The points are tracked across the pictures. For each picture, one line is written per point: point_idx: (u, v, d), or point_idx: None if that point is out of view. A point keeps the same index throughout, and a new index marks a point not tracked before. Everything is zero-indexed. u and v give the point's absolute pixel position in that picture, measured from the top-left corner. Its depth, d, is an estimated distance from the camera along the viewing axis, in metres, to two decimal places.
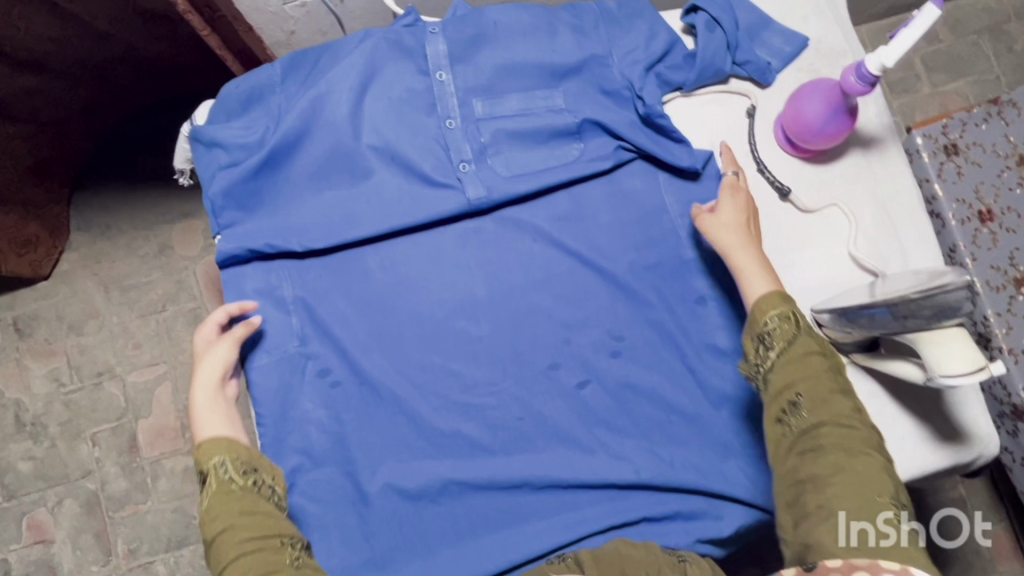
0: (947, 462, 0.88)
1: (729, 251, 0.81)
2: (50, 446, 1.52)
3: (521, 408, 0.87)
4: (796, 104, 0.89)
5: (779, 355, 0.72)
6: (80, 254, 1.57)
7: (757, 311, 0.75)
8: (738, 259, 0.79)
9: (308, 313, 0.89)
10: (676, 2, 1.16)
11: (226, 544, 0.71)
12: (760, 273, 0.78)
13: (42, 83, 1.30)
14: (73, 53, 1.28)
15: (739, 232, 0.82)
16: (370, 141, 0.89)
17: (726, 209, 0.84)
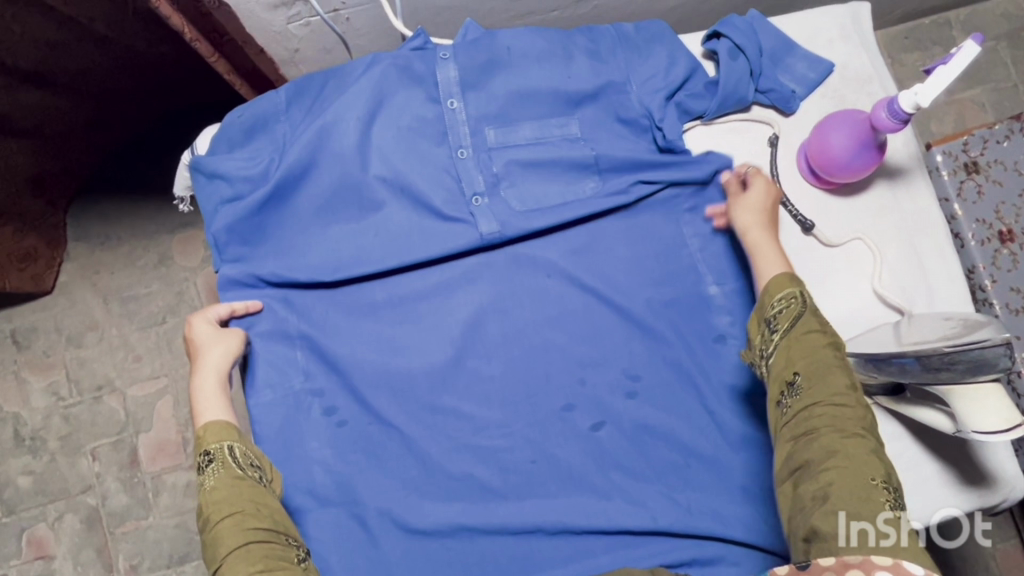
0: (970, 505, 0.86)
1: (746, 229, 0.80)
2: (50, 461, 1.49)
3: (534, 451, 0.84)
4: (821, 135, 0.85)
5: (782, 337, 0.68)
6: (78, 265, 1.54)
7: (766, 291, 0.71)
8: (754, 239, 0.78)
9: (315, 352, 0.86)
10: (692, 16, 1.12)
11: (225, 535, 0.65)
12: (774, 254, 0.76)
13: (45, 98, 1.25)
14: (75, 65, 1.22)
15: (761, 214, 0.80)
16: (378, 173, 0.86)
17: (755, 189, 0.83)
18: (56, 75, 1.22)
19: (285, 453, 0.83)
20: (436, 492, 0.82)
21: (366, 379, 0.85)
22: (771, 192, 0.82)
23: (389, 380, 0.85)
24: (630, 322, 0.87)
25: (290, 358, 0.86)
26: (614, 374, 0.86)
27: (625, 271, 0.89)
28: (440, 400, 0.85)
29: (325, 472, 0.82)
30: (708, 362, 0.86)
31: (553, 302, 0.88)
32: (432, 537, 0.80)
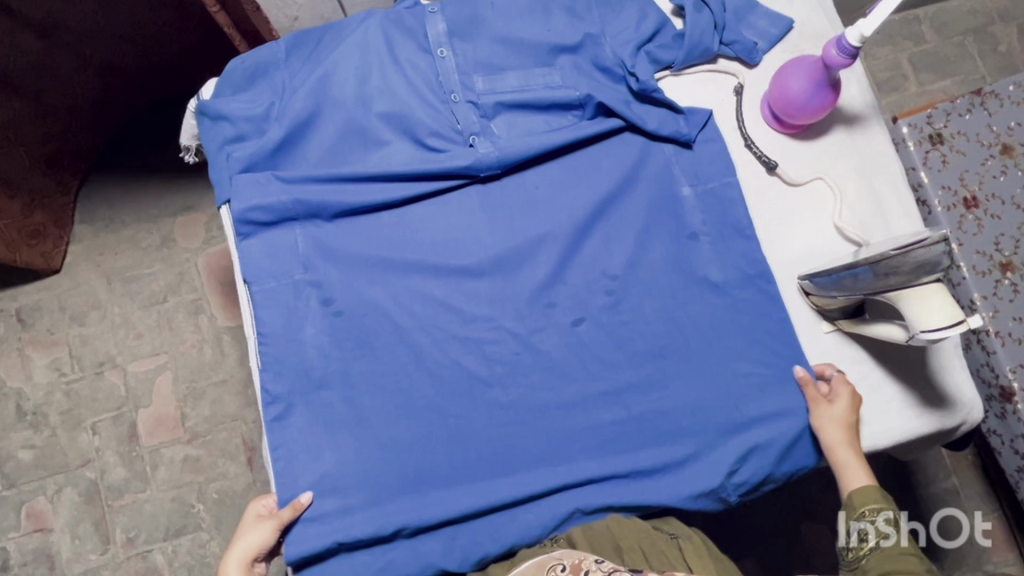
0: (933, 426, 0.90)
1: (832, 448, 0.83)
2: (50, 435, 1.53)
3: (519, 343, 0.90)
4: (780, 82, 0.92)
5: (870, 554, 0.77)
6: (84, 246, 1.60)
7: (855, 507, 0.79)
8: (841, 456, 0.82)
9: (317, 241, 0.91)
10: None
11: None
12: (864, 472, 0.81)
13: (47, 48, 1.31)
14: (79, 23, 1.30)
15: (846, 429, 0.83)
16: (378, 112, 0.92)
17: (841, 401, 0.85)
18: (60, 31, 1.30)
19: (281, 373, 0.87)
20: (424, 412, 0.87)
21: (362, 278, 0.90)
22: (857, 403, 0.85)
23: (381, 310, 0.90)
24: (607, 226, 0.94)
25: (291, 250, 0.90)
26: (594, 274, 0.92)
27: (610, 177, 0.95)
28: (430, 322, 0.90)
29: (318, 391, 0.87)
30: (681, 257, 0.93)
31: (541, 207, 0.94)
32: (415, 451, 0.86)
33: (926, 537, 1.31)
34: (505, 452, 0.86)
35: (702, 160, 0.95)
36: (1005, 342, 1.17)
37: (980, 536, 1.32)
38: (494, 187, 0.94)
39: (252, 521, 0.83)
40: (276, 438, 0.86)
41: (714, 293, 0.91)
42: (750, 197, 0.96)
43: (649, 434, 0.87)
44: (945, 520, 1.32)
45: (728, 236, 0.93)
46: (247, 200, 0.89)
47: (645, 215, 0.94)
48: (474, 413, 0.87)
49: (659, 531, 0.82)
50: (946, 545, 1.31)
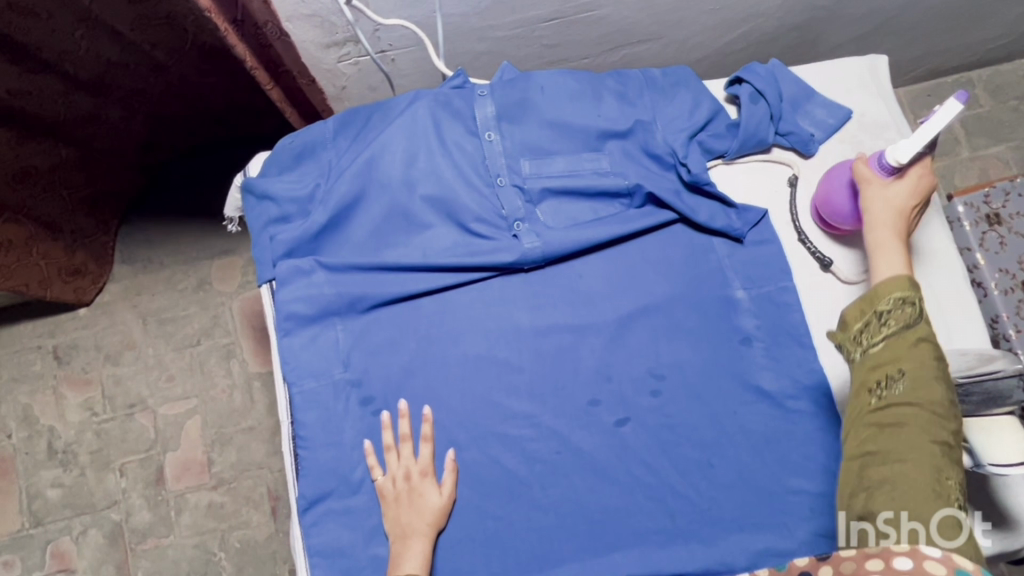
0: (994, 549, 0.85)
1: (871, 222, 0.79)
2: (79, 474, 1.52)
3: (559, 442, 0.87)
4: (824, 188, 0.90)
5: (893, 387, 0.68)
6: (122, 286, 1.61)
7: (880, 288, 0.72)
8: (876, 235, 0.77)
9: (357, 338, 0.89)
10: (703, 50, 1.20)
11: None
12: (891, 261, 0.74)
13: (98, 104, 1.30)
14: (132, 81, 1.29)
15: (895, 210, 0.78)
16: (423, 195, 0.91)
17: (897, 187, 0.80)
18: (111, 88, 1.28)
19: (316, 466, 0.85)
20: (459, 512, 0.85)
21: (399, 367, 0.88)
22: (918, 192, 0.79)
23: (418, 399, 0.88)
24: (655, 321, 0.91)
25: (330, 337, 0.89)
26: (639, 371, 0.89)
27: (656, 271, 0.92)
28: (469, 417, 0.88)
29: (353, 496, 0.84)
30: (730, 360, 0.89)
31: (585, 298, 0.92)
32: (448, 550, 0.83)
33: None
34: (546, 559, 0.83)
35: (755, 257, 0.92)
36: None
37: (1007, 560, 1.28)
38: (538, 278, 0.92)
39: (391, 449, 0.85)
40: (306, 529, 0.84)
41: (765, 403, 0.88)
42: (804, 296, 0.92)
43: (696, 551, 0.83)
44: None
45: (784, 343, 0.90)
46: (293, 289, 0.88)
47: (695, 313, 0.91)
48: (514, 514, 0.85)
49: None
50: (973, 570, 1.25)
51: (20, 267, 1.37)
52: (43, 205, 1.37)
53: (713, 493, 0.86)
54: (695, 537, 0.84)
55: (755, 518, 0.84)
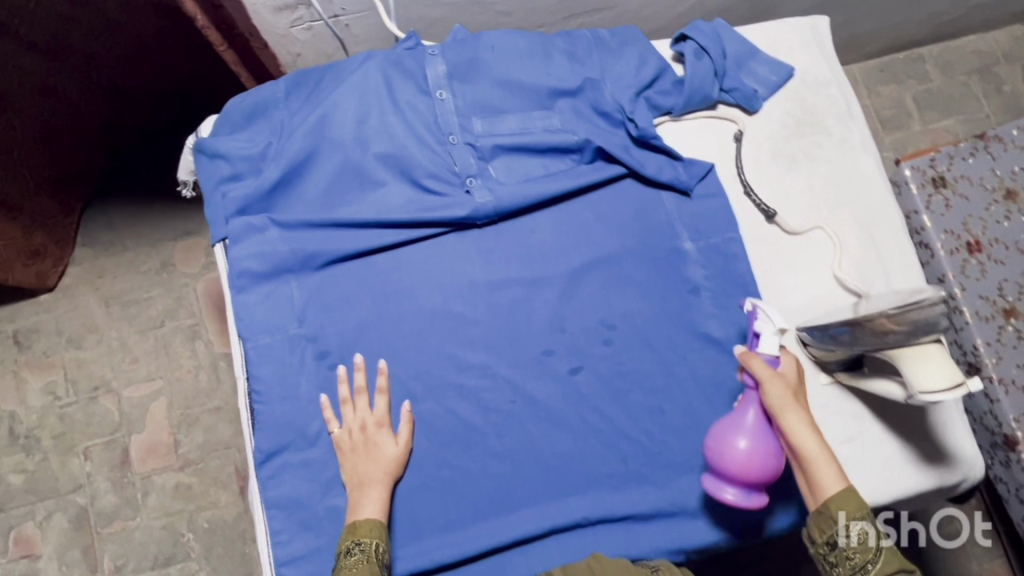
0: (933, 483, 0.88)
1: (796, 434, 0.75)
2: (42, 459, 1.48)
3: (514, 391, 0.89)
4: (719, 437, 0.79)
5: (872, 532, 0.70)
6: (83, 270, 1.56)
7: (835, 515, 0.71)
8: (805, 444, 0.75)
9: (312, 294, 0.90)
10: (658, 21, 1.22)
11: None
12: (834, 477, 0.73)
13: (52, 70, 1.28)
14: (86, 46, 1.29)
15: (802, 413, 0.77)
16: (376, 152, 0.92)
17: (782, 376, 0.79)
18: (66, 53, 1.28)
19: (273, 419, 0.86)
20: (415, 462, 0.86)
21: (355, 321, 0.89)
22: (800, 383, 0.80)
23: (374, 353, 0.89)
24: (606, 272, 0.93)
25: (284, 293, 0.89)
26: (592, 321, 0.91)
27: (606, 225, 0.94)
28: (426, 368, 0.89)
29: (310, 448, 0.86)
30: (679, 310, 0.92)
31: (537, 252, 0.93)
32: (405, 497, 0.85)
33: (926, 538, 1.30)
34: (503, 504, 0.85)
35: (702, 210, 0.95)
36: (1009, 390, 1.15)
37: (980, 536, 1.34)
38: (492, 233, 0.93)
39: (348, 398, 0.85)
40: (264, 482, 0.85)
41: (714, 349, 0.91)
42: (751, 247, 0.95)
43: (646, 492, 0.86)
44: (944, 520, 1.33)
45: (731, 292, 0.92)
46: (246, 245, 0.89)
47: (645, 265, 0.93)
48: (470, 462, 0.86)
49: (642, 567, 0.80)
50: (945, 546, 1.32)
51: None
52: (5, 184, 1.34)
53: (665, 437, 0.88)
54: (647, 479, 0.87)
55: (704, 461, 0.87)
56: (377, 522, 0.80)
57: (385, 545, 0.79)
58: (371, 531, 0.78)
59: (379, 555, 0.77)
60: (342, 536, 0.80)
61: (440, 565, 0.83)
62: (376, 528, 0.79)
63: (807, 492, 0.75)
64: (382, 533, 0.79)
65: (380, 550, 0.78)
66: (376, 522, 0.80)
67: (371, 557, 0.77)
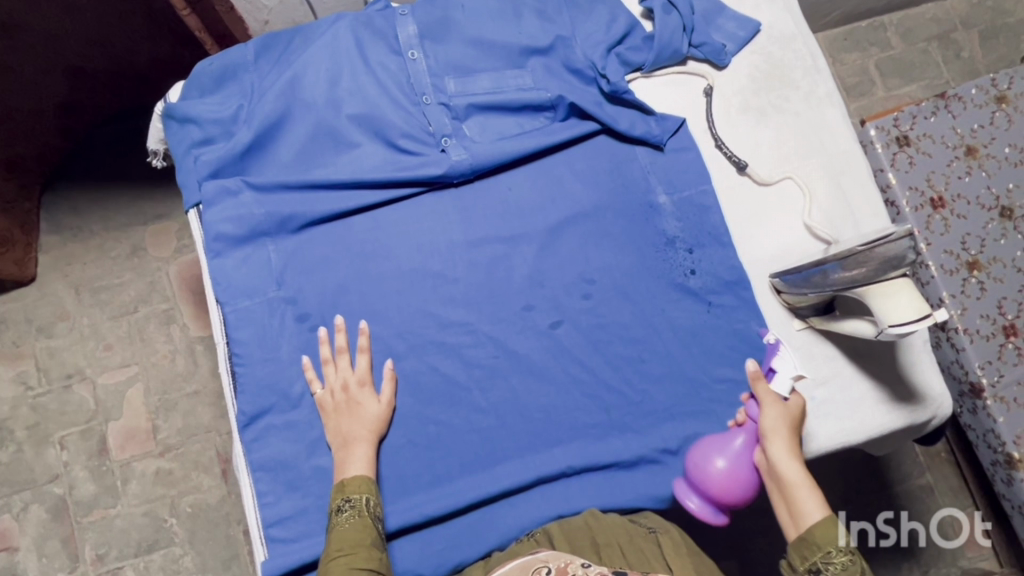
0: (904, 422, 0.91)
1: (781, 461, 0.78)
2: (16, 451, 1.39)
3: (496, 346, 0.89)
4: (704, 454, 0.82)
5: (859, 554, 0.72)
6: (51, 256, 1.46)
7: (818, 540, 0.72)
8: (790, 472, 0.77)
9: (289, 257, 0.90)
10: None
11: (336, 569, 0.72)
12: (815, 504, 0.75)
13: (9, 50, 1.20)
14: (44, 26, 1.20)
15: (789, 441, 0.80)
16: (349, 114, 0.92)
17: (778, 405, 0.83)
18: (22, 32, 1.19)
19: (257, 383, 0.86)
20: (398, 420, 0.86)
21: (334, 283, 0.89)
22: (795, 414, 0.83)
23: (353, 313, 0.89)
24: (583, 227, 0.94)
25: (261, 256, 0.89)
26: (571, 275, 0.92)
27: (581, 182, 0.95)
28: (407, 327, 0.89)
29: (296, 409, 0.85)
30: (656, 263, 0.93)
31: (514, 210, 0.94)
32: (390, 452, 0.86)
33: (926, 537, 1.31)
34: (488, 458, 0.86)
35: (675, 164, 0.96)
36: (974, 339, 1.18)
37: (981, 536, 1.32)
38: (468, 192, 0.94)
39: (331, 359, 0.86)
40: (249, 445, 0.85)
41: (690, 299, 0.92)
42: (724, 199, 0.97)
43: (630, 438, 0.88)
44: (944, 520, 1.33)
45: (706, 244, 0.94)
46: (220, 209, 0.88)
47: (621, 220, 0.94)
48: (454, 417, 0.87)
49: (638, 527, 0.81)
50: (947, 546, 1.31)
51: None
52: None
53: (645, 386, 0.89)
54: (629, 428, 0.88)
55: (685, 408, 0.89)
56: (366, 479, 0.80)
57: (376, 500, 0.79)
58: (362, 490, 0.79)
59: (370, 509, 0.78)
60: (332, 495, 0.80)
61: (428, 518, 0.83)
62: (367, 484, 0.79)
63: (788, 520, 0.76)
64: (372, 490, 0.79)
65: (371, 505, 0.78)
66: (365, 480, 0.80)
67: (364, 516, 0.77)
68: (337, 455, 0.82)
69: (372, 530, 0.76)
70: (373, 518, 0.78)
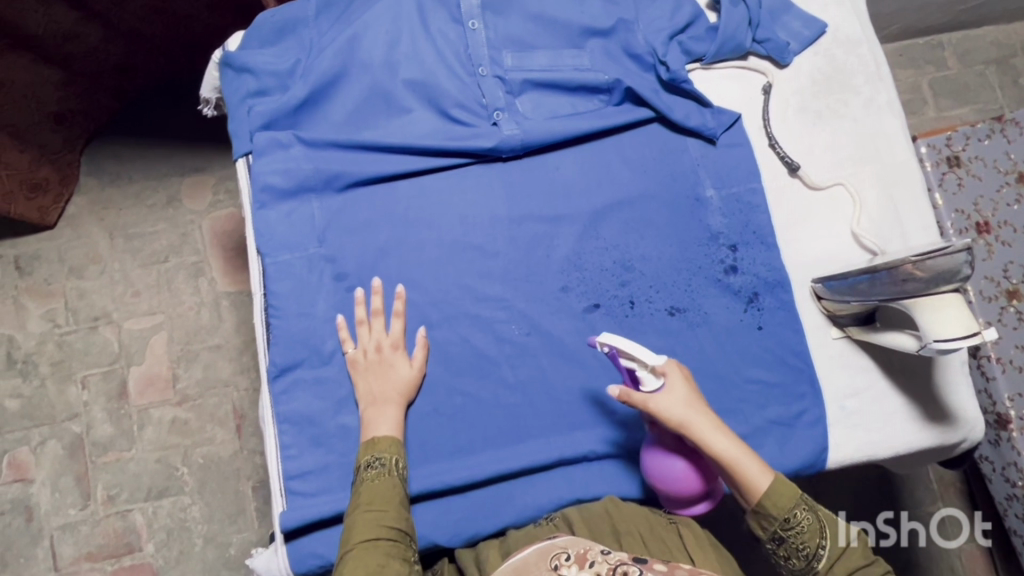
0: (933, 441, 0.89)
1: (709, 445, 0.75)
2: (39, 386, 1.39)
3: (528, 323, 0.89)
4: (664, 484, 0.80)
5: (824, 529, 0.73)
6: (89, 199, 1.46)
7: (772, 511, 0.73)
8: (724, 452, 0.75)
9: (332, 215, 0.90)
10: None
11: (365, 524, 0.73)
12: (759, 471, 0.75)
13: (80, 21, 1.22)
14: None
15: (705, 422, 0.76)
16: (405, 78, 0.91)
17: (676, 390, 0.77)
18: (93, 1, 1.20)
19: (290, 338, 0.86)
20: (425, 388, 0.87)
21: (375, 246, 0.89)
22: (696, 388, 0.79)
23: (391, 277, 0.89)
24: (627, 213, 0.93)
25: (305, 211, 0.89)
26: (611, 261, 0.92)
27: (629, 169, 0.94)
28: (442, 297, 0.89)
29: (325, 367, 0.86)
30: (698, 257, 0.92)
31: (560, 190, 0.93)
32: (416, 418, 0.86)
33: (925, 537, 1.29)
34: (511, 435, 0.86)
35: (726, 159, 0.95)
36: (1006, 368, 1.15)
37: (981, 537, 1.31)
38: (515, 167, 0.93)
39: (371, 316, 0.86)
40: (276, 397, 0.85)
41: (728, 296, 0.92)
42: (773, 199, 0.95)
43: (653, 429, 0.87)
44: (943, 520, 1.31)
45: (750, 242, 0.93)
46: (270, 160, 0.89)
47: (667, 210, 0.93)
48: (481, 390, 0.87)
49: (659, 516, 0.81)
50: (947, 545, 1.29)
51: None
52: (11, 112, 1.25)
53: None
54: None
55: (716, 404, 0.88)
56: (399, 442, 0.80)
57: (403, 461, 0.80)
58: (390, 451, 0.79)
59: (398, 469, 0.78)
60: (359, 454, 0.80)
61: (448, 487, 0.83)
62: (398, 445, 0.80)
63: (737, 492, 0.76)
64: (400, 452, 0.80)
65: (398, 465, 0.79)
66: (394, 442, 0.80)
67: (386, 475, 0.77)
68: (368, 414, 0.82)
69: (399, 489, 0.77)
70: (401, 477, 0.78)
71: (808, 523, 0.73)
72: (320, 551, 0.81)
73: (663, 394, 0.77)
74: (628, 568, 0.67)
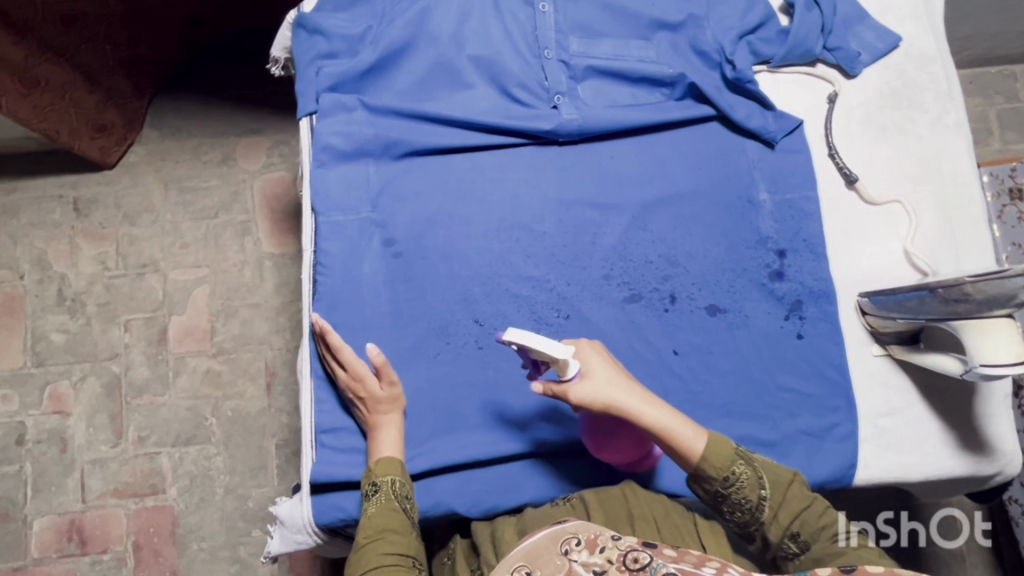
0: (967, 469, 0.87)
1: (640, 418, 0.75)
2: (85, 324, 1.44)
3: (568, 307, 0.89)
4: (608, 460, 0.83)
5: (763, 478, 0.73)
6: (148, 150, 1.50)
7: (710, 468, 0.73)
8: (656, 422, 0.75)
9: (387, 181, 0.92)
10: None
11: (367, 557, 0.72)
12: (692, 432, 0.75)
13: None
14: None
15: (629, 395, 0.76)
16: (471, 54, 0.93)
17: (596, 369, 0.76)
18: None
19: (332, 295, 0.88)
20: (460, 360, 0.88)
21: (425, 215, 0.91)
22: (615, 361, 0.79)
23: (437, 248, 0.90)
24: (677, 207, 0.93)
25: (360, 174, 0.91)
26: (656, 254, 0.92)
27: (683, 164, 0.94)
28: (485, 272, 0.90)
29: (364, 329, 0.87)
30: (743, 259, 0.92)
31: (612, 178, 0.93)
32: (448, 389, 0.87)
33: (925, 537, 1.25)
34: (539, 415, 0.87)
35: (782, 164, 0.94)
36: None
37: (981, 536, 1.27)
38: (570, 152, 0.94)
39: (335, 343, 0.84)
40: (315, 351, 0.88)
41: (770, 301, 0.91)
42: (827, 210, 0.94)
43: None
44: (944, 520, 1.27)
45: (799, 250, 0.92)
46: (332, 122, 0.91)
47: (718, 209, 0.93)
48: (514, 367, 0.88)
49: (676, 503, 0.80)
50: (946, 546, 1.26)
51: (52, 110, 1.28)
52: (83, 52, 1.29)
53: (708, 376, 0.88)
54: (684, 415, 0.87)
55: (746, 407, 0.87)
56: (399, 464, 0.80)
57: (402, 482, 0.79)
58: (389, 479, 0.78)
59: (397, 491, 0.77)
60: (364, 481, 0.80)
61: (472, 458, 0.85)
62: (396, 466, 0.79)
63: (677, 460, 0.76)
64: (399, 473, 0.79)
65: (398, 487, 0.78)
66: (394, 467, 0.79)
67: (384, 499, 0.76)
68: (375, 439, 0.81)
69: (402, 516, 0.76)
70: (403, 505, 0.77)
71: (745, 475, 0.73)
72: (343, 506, 0.83)
73: (580, 378, 0.76)
74: (638, 555, 0.63)
